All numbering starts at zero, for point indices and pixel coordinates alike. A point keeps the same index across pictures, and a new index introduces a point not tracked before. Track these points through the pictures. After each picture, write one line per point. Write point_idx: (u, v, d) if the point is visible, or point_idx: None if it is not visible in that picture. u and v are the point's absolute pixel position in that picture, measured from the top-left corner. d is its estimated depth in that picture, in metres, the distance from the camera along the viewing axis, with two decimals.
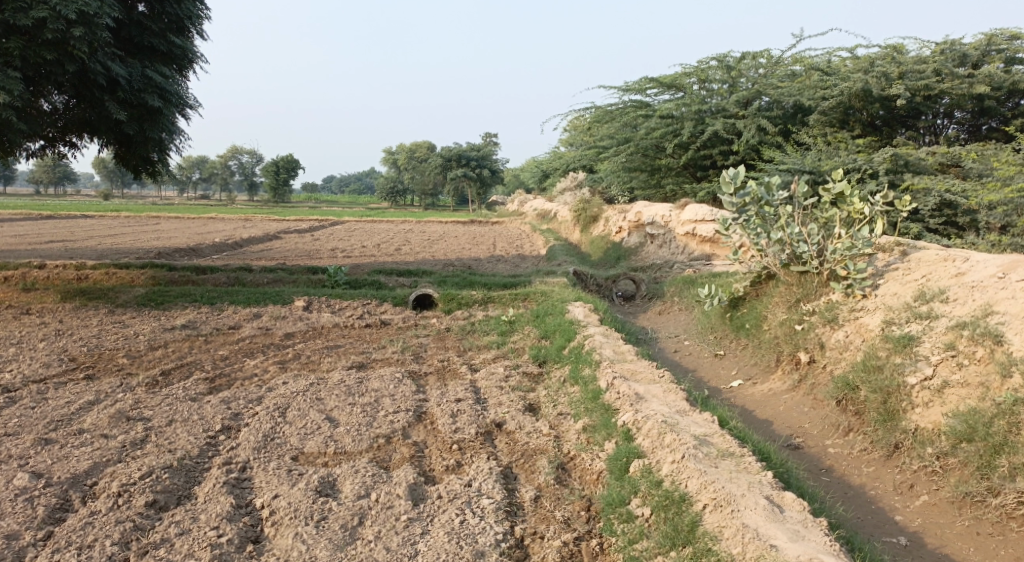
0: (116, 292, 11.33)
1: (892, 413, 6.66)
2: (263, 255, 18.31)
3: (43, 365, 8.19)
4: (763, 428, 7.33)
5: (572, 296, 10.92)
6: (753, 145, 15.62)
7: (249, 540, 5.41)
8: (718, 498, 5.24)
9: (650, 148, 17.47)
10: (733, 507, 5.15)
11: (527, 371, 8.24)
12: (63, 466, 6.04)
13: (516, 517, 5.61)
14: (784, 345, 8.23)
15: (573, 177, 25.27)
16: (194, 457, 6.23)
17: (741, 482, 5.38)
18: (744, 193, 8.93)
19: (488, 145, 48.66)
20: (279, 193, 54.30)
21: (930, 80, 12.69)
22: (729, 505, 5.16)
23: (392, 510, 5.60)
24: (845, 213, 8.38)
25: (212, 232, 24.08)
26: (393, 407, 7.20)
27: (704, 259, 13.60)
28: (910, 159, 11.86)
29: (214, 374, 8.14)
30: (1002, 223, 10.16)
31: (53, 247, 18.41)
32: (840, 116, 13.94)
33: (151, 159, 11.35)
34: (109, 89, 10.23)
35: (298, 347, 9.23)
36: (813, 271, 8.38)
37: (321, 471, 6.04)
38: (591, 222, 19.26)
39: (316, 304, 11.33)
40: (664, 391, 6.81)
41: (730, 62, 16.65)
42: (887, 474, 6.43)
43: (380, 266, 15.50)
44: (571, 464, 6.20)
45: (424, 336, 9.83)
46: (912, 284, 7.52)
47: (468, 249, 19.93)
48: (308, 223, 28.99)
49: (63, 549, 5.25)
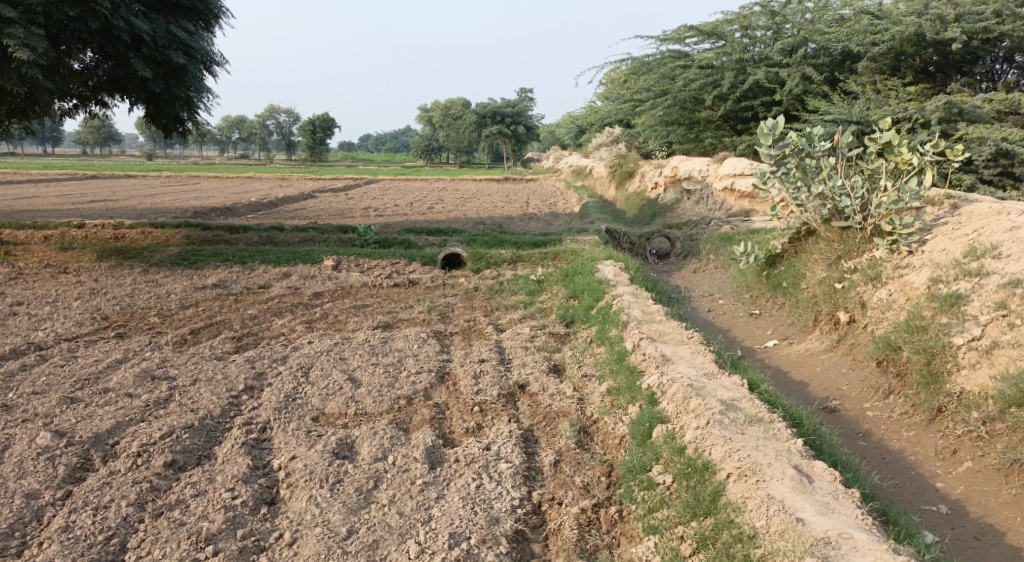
0: (151, 251, 11.30)
1: (936, 376, 6.34)
2: (298, 214, 18.27)
3: (76, 324, 8.18)
4: (798, 391, 7.06)
5: (603, 255, 10.65)
6: (798, 94, 15.12)
7: (264, 502, 5.33)
8: (743, 467, 5.02)
9: (688, 101, 16.94)
10: (759, 477, 4.92)
11: (553, 331, 8.05)
12: (86, 425, 6.00)
13: (535, 483, 5.46)
14: (822, 305, 7.93)
15: (610, 132, 24.76)
16: (215, 418, 6.16)
17: (768, 450, 5.15)
18: (784, 144, 8.55)
19: (524, 101, 47.95)
20: (317, 151, 54.33)
21: (989, 22, 12.01)
22: (755, 475, 4.93)
23: (408, 474, 5.48)
24: (892, 164, 7.99)
25: (250, 192, 24.09)
26: (416, 367, 7.07)
27: (742, 215, 13.22)
28: (965, 107, 11.27)
29: (241, 333, 8.07)
30: None
31: (95, 207, 18.57)
32: (892, 62, 13.34)
33: (181, 118, 11.17)
34: (134, 47, 10.09)
35: (327, 306, 9.12)
36: (857, 227, 8.03)
37: (339, 433, 5.93)
38: (627, 178, 18.84)
39: (346, 264, 11.21)
40: (693, 352, 6.58)
41: (775, 8, 15.97)
42: (928, 439, 6.14)
43: (412, 225, 15.34)
44: (593, 427, 6.03)
45: (451, 296, 9.67)
46: (963, 239, 7.15)
47: (502, 206, 19.66)
48: (343, 182, 28.91)
49: (79, 509, 5.21)
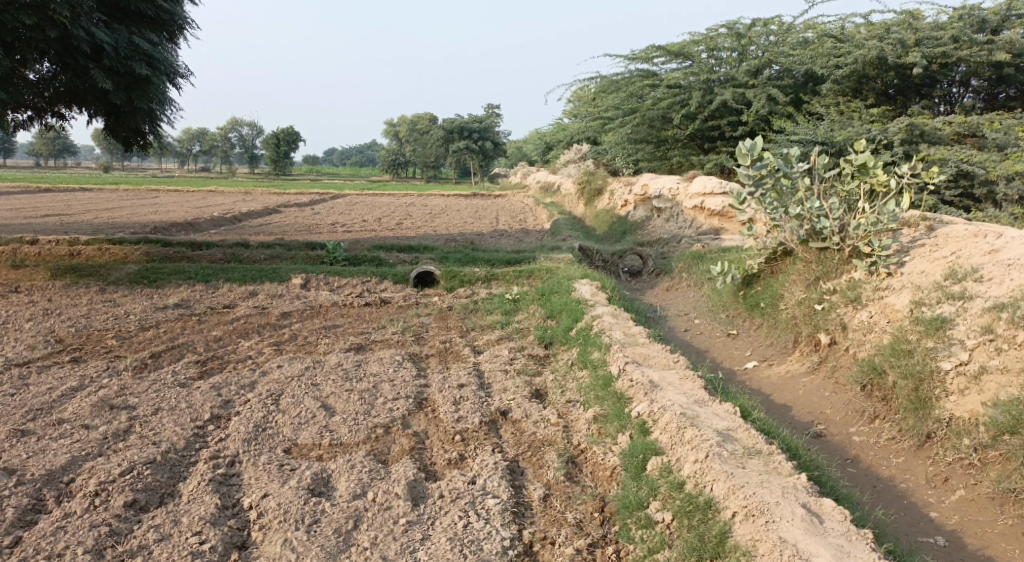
0: (109, 268, 10.89)
1: (924, 401, 6.24)
2: (262, 230, 17.88)
3: (28, 348, 7.80)
4: (782, 415, 6.92)
5: (579, 273, 10.46)
6: (763, 115, 15.11)
7: (234, 546, 5.04)
8: (749, 506, 4.85)
9: (657, 119, 16.89)
10: (767, 518, 4.76)
11: (532, 353, 7.85)
12: (38, 461, 5.66)
13: (524, 520, 5.25)
14: (803, 326, 7.81)
15: (577, 149, 24.73)
16: (180, 451, 5.85)
17: (773, 487, 4.99)
18: (761, 165, 8.43)
19: (491, 117, 47.89)
20: (280, 165, 53.62)
21: (948, 47, 12.16)
22: (763, 516, 4.77)
23: (390, 512, 5.23)
24: (868, 184, 7.93)
25: (211, 206, 23.61)
26: (392, 393, 6.81)
27: (713, 233, 13.16)
28: (926, 130, 11.45)
29: (205, 357, 7.75)
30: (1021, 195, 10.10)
31: (49, 222, 18.00)
32: (854, 85, 13.49)
33: (143, 131, 10.83)
34: (94, 57, 9.73)
35: (295, 327, 8.82)
36: (834, 248, 7.96)
37: (314, 466, 5.66)
38: (596, 195, 18.76)
39: (314, 282, 10.90)
40: (681, 378, 6.42)
41: (740, 29, 15.99)
42: (918, 466, 6.04)
43: (380, 241, 15.07)
44: (581, 457, 5.84)
45: (425, 316, 9.42)
46: (942, 261, 7.11)
47: (472, 223, 19.44)
48: (308, 196, 28.48)
49: (31, 557, 4.89)
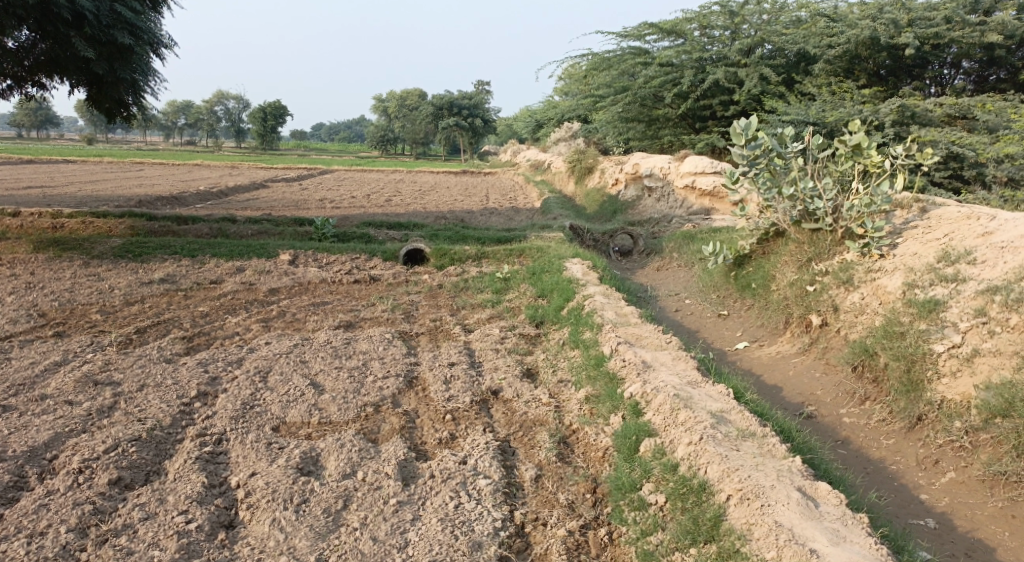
0: (93, 242, 10.74)
1: (916, 383, 6.22)
2: (248, 205, 17.70)
3: (11, 322, 7.68)
4: (773, 395, 6.90)
5: (569, 253, 10.39)
6: (755, 94, 15.02)
7: (221, 526, 4.99)
8: (745, 490, 4.83)
9: (648, 97, 16.75)
10: (763, 502, 4.74)
11: (523, 332, 7.80)
12: (21, 437, 5.58)
13: (515, 500, 5.22)
14: (794, 307, 7.77)
15: (567, 127, 24.56)
16: (166, 428, 5.78)
17: (768, 470, 4.98)
18: (756, 145, 8.31)
19: (481, 94, 47.51)
20: (268, 139, 53.09)
21: (941, 27, 12.09)
22: (759, 499, 4.76)
23: (380, 492, 5.19)
24: (862, 165, 7.88)
25: (196, 180, 23.36)
26: (382, 371, 6.75)
27: (703, 213, 13.11)
28: (918, 111, 11.32)
29: (192, 333, 7.65)
30: (1010, 177, 10.14)
31: (32, 194, 17.75)
32: (846, 65, 13.43)
33: (126, 103, 10.65)
34: (75, 25, 9.52)
35: (283, 304, 8.72)
36: (826, 229, 7.90)
37: (303, 445, 5.61)
38: (586, 174, 18.66)
39: (302, 258, 10.78)
40: (673, 358, 6.40)
41: (733, 8, 15.83)
42: (909, 447, 6.04)
43: (369, 218, 14.95)
44: (573, 438, 5.82)
45: (415, 294, 9.34)
46: (935, 243, 7.08)
47: (461, 200, 19.30)
48: (295, 172, 28.20)
49: (12, 536, 4.82)
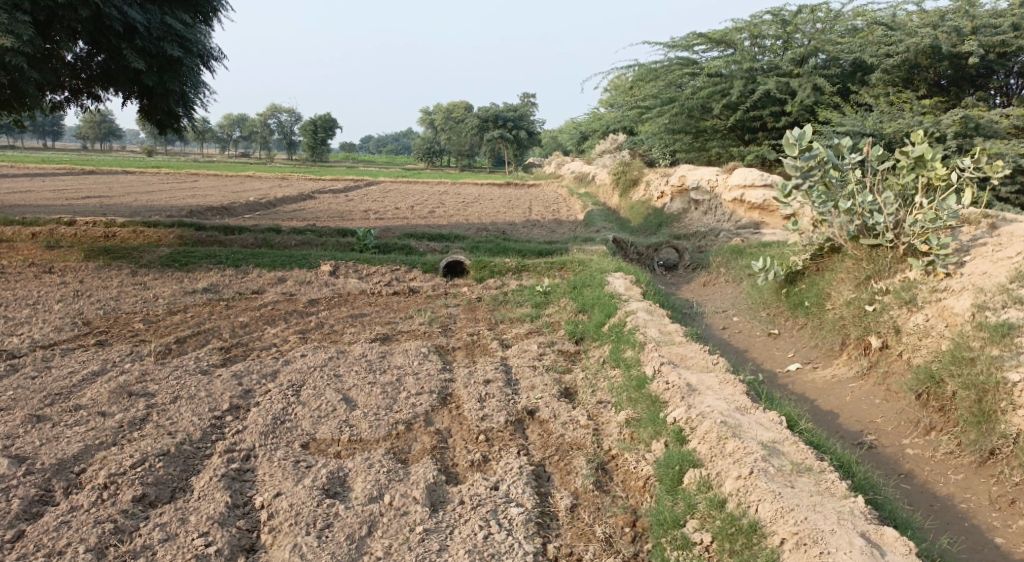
0: (141, 251, 10.72)
1: (988, 415, 5.76)
2: (295, 215, 17.70)
3: (54, 330, 7.61)
4: (829, 422, 6.49)
5: (613, 266, 10.05)
6: (808, 105, 14.54)
7: (242, 550, 4.78)
8: (801, 534, 4.49)
9: (696, 109, 16.33)
10: (822, 549, 4.40)
11: (562, 349, 7.50)
12: (50, 449, 5.45)
13: (549, 532, 4.93)
14: (851, 328, 7.32)
15: (613, 139, 24.20)
16: (194, 443, 5.60)
17: (827, 512, 4.61)
18: (810, 155, 7.89)
19: (526, 106, 47.39)
20: (318, 151, 53.64)
21: (1007, 35, 11.52)
22: (817, 546, 4.41)
23: (407, 518, 4.94)
24: (925, 178, 7.42)
25: (247, 191, 23.52)
26: (416, 388, 6.50)
27: (753, 227, 12.67)
28: (982, 122, 10.80)
29: (230, 344, 7.51)
30: None
31: (87, 203, 17.99)
32: (905, 75, 12.90)
33: (176, 114, 10.60)
34: (127, 37, 9.51)
35: (322, 315, 8.55)
36: (887, 245, 7.47)
37: (330, 465, 5.38)
38: (631, 186, 18.31)
39: (343, 269, 10.63)
40: (720, 382, 6.04)
41: (786, 16, 15.35)
42: (980, 484, 5.61)
43: (412, 229, 14.79)
44: (612, 464, 5.50)
45: (454, 306, 9.11)
46: (1006, 263, 6.63)
47: (504, 212, 19.08)
48: (343, 184, 28.28)
49: (31, 554, 4.67)
